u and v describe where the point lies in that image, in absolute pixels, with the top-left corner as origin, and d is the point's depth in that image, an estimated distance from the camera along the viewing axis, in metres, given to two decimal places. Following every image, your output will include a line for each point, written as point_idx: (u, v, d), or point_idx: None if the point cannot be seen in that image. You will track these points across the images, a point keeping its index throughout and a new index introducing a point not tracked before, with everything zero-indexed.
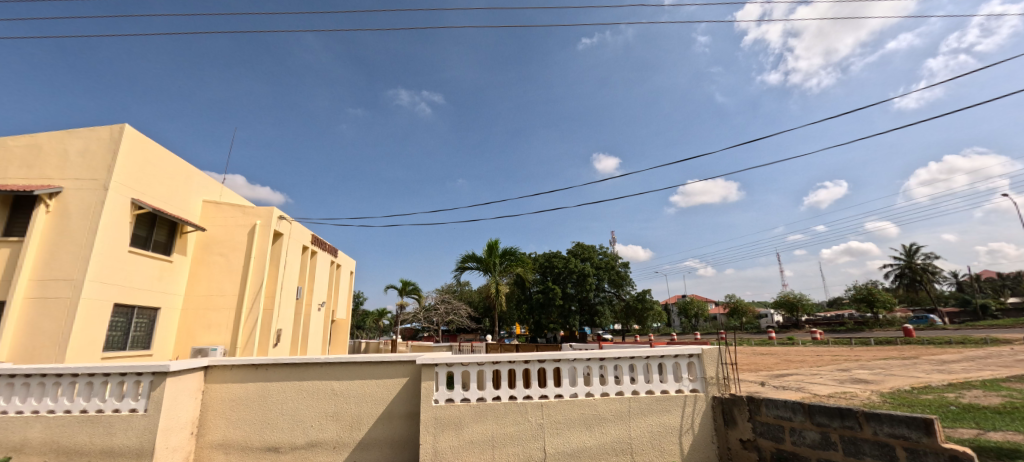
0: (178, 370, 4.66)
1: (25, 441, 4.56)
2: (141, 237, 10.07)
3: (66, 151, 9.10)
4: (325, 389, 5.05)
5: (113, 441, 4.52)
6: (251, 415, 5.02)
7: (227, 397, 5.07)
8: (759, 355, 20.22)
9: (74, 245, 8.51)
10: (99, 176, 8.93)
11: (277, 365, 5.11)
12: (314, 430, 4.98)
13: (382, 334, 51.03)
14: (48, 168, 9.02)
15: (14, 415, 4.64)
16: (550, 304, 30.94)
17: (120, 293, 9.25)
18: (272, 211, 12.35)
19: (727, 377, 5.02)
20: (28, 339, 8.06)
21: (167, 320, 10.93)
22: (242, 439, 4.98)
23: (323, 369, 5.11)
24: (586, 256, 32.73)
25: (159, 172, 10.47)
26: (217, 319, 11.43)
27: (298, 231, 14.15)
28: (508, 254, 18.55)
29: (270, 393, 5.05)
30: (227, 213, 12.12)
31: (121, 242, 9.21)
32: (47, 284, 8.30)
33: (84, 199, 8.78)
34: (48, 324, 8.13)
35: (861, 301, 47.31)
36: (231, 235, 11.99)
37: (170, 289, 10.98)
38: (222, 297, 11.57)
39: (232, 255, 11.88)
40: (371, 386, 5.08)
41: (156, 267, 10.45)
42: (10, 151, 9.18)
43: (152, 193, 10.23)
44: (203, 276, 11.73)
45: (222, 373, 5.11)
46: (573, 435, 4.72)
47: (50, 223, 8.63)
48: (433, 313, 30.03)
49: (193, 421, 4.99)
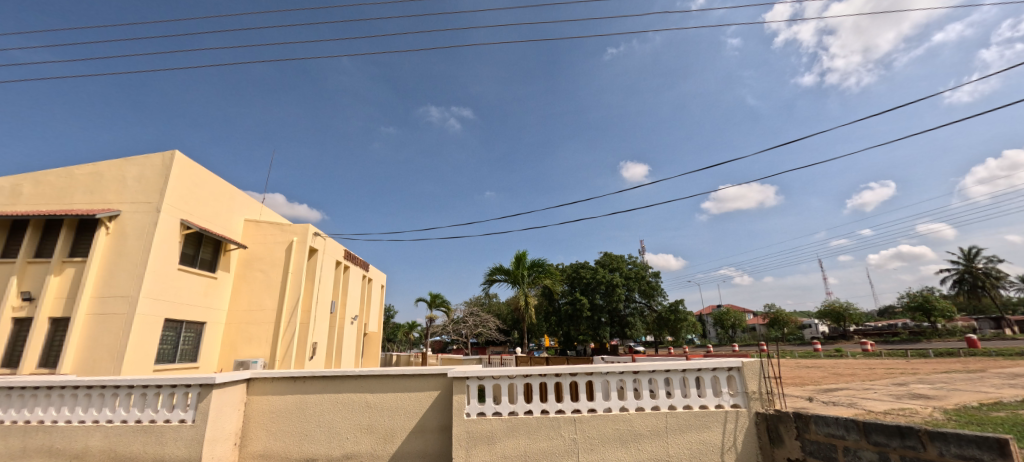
0: (223, 382, 4.87)
1: (86, 449, 4.84)
2: (189, 255, 10.69)
3: (124, 177, 9.82)
4: (360, 401, 5.15)
5: (164, 451, 4.73)
6: (289, 427, 5.16)
7: (268, 408, 5.24)
8: (805, 368, 19.03)
9: (130, 264, 9.13)
10: (153, 200, 9.58)
11: (314, 377, 5.26)
12: (349, 442, 5.06)
13: (411, 346, 51.36)
14: (109, 193, 9.76)
15: (76, 424, 4.95)
16: (578, 315, 30.43)
17: (171, 309, 9.82)
18: (308, 228, 12.82)
19: (770, 392, 4.74)
20: (89, 353, 8.64)
21: (212, 334, 11.47)
22: (281, 451, 5.12)
23: (358, 381, 5.21)
24: (615, 266, 32.15)
25: (206, 194, 11.14)
26: (258, 334, 11.91)
27: (331, 246, 14.65)
28: (536, 265, 18.37)
29: (308, 405, 5.19)
30: (268, 232, 12.72)
31: (172, 260, 9.83)
32: (107, 301, 8.92)
33: (139, 220, 9.44)
34: (107, 339, 8.70)
35: (916, 310, 44.12)
36: (271, 252, 12.55)
37: (215, 303, 11.56)
38: (262, 312, 12.06)
39: (271, 271, 12.42)
40: (403, 400, 5.13)
41: (203, 283, 11.04)
42: (76, 179, 9.99)
43: (199, 214, 10.86)
44: (245, 292, 12.29)
45: (263, 385, 5.31)
46: (608, 451, 4.58)
47: (110, 243, 9.31)
48: (462, 326, 29.95)
49: (236, 432, 5.17)
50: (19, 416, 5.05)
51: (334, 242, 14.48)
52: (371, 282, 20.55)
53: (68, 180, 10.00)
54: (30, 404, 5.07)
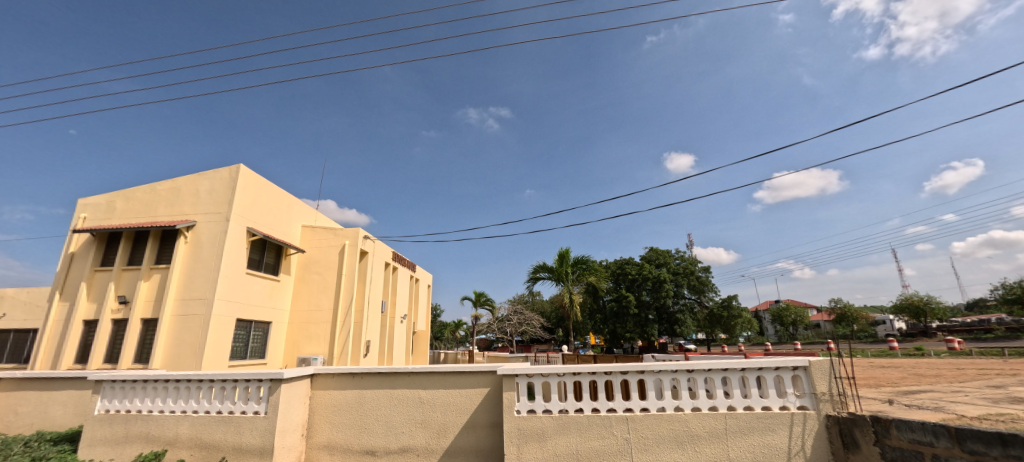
0: (290, 378, 5.23)
1: (177, 436, 5.37)
2: (255, 260, 11.56)
3: (198, 191, 10.78)
4: (413, 397, 5.33)
5: (242, 440, 5.15)
6: (350, 420, 5.45)
7: (330, 402, 5.56)
8: (879, 368, 17.47)
9: (206, 269, 10.01)
10: (223, 211, 10.44)
11: (370, 373, 5.51)
12: (405, 436, 5.26)
13: (458, 344, 52.43)
14: (186, 206, 10.75)
15: (167, 413, 5.49)
16: (624, 312, 29.73)
17: (241, 310, 10.67)
18: (358, 232, 13.45)
19: (842, 394, 4.40)
20: (175, 350, 9.56)
21: (277, 332, 12.33)
22: (343, 443, 5.41)
23: (411, 378, 5.41)
24: (662, 262, 31.14)
25: (268, 203, 11.98)
26: (317, 332, 12.65)
27: (381, 248, 15.27)
28: (580, 263, 18.15)
29: (366, 400, 5.45)
30: (323, 237, 13.48)
31: (241, 265, 10.68)
32: (187, 303, 9.84)
33: (212, 229, 10.32)
34: (188, 337, 9.59)
35: (1014, 304, 39.19)
36: (326, 255, 13.29)
37: (279, 304, 12.41)
38: (320, 312, 12.80)
39: (327, 273, 13.15)
40: (454, 396, 5.26)
41: (268, 285, 11.89)
42: (158, 193, 11.08)
43: (262, 222, 11.70)
44: (304, 293, 13.10)
45: (325, 380, 5.64)
46: (663, 453, 4.45)
47: (189, 250, 10.26)
48: (506, 324, 30.18)
49: (303, 423, 5.53)
50: (121, 406, 5.68)
51: (383, 244, 15.09)
52: (418, 282, 21.21)
53: (152, 195, 11.11)
54: (130, 396, 5.68)
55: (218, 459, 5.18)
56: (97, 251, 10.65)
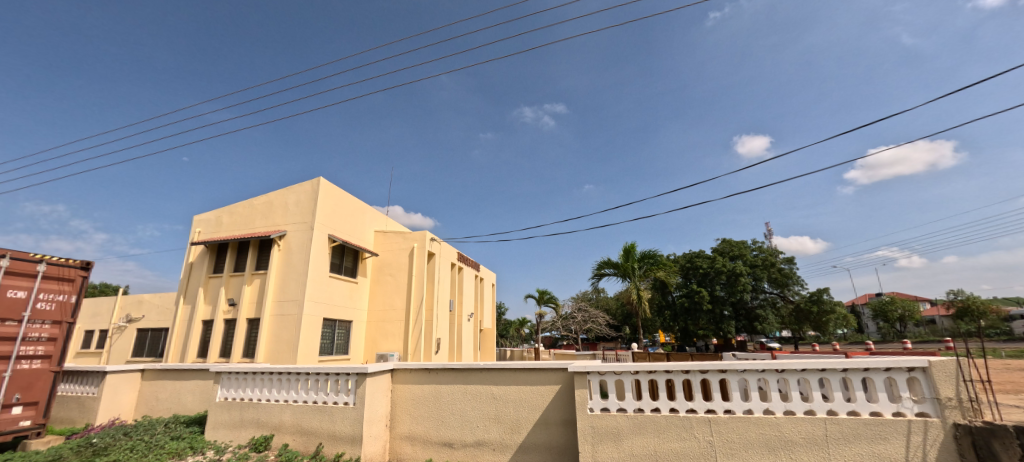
0: (374, 372, 5.63)
1: (281, 423, 6.00)
2: (336, 264, 12.58)
3: (287, 203, 11.97)
4: (486, 393, 5.48)
5: (335, 428, 5.62)
6: (428, 413, 5.73)
7: (410, 396, 5.90)
8: (1018, 371, 14.80)
9: (296, 273, 11.07)
10: (309, 220, 11.49)
11: (445, 369, 5.76)
12: (480, 430, 5.42)
13: (522, 342, 52.85)
14: (277, 217, 11.98)
15: (273, 402, 6.16)
16: (697, 309, 27.99)
17: (326, 310, 11.66)
18: (425, 234, 14.09)
19: (974, 400, 3.79)
20: (274, 346, 10.69)
21: (358, 330, 13.31)
22: (423, 434, 5.70)
23: (483, 374, 5.56)
24: (737, 254, 28.98)
25: (345, 212, 12.97)
26: (393, 330, 13.45)
27: (446, 250, 15.87)
28: (647, 257, 17.43)
29: (442, 394, 5.70)
30: (394, 240, 14.31)
31: (325, 269, 11.67)
32: (283, 304, 10.95)
33: (300, 237, 11.40)
34: (285, 334, 10.67)
35: None
36: (398, 258, 14.10)
37: (358, 304, 13.39)
38: (395, 311, 13.61)
39: (399, 275, 13.94)
40: (526, 392, 5.32)
41: (348, 287, 12.87)
42: (255, 207, 12.45)
43: (341, 229, 12.70)
44: (380, 293, 14.00)
45: (404, 375, 6.00)
46: (751, 458, 4.15)
47: (282, 257, 11.42)
48: (571, 321, 29.86)
49: (386, 415, 5.92)
50: (235, 394, 6.47)
51: (448, 246, 15.66)
52: (483, 281, 21.74)
53: (250, 209, 12.51)
54: (242, 386, 6.46)
55: (315, 444, 5.71)
56: (210, 260, 12.22)
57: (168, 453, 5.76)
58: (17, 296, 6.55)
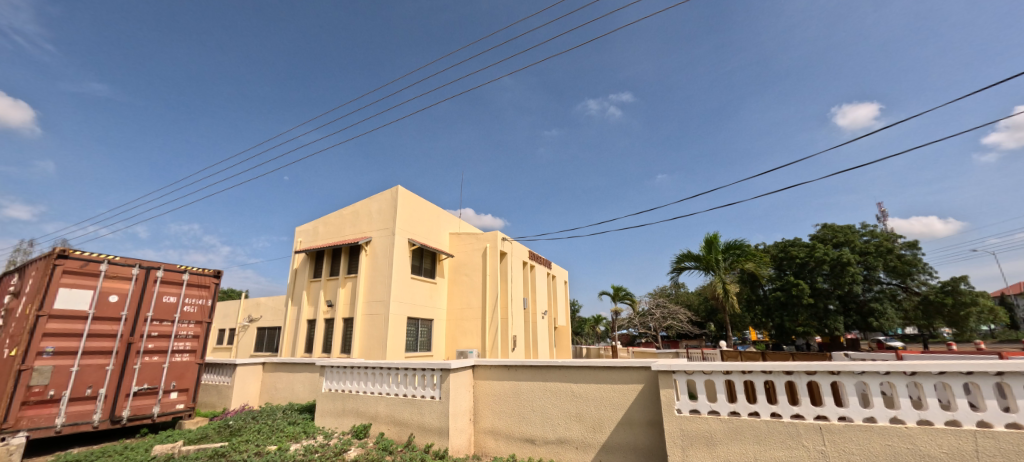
0: (456, 368, 5.89)
1: (377, 413, 6.52)
2: (416, 266, 13.35)
3: (371, 212, 12.98)
4: (566, 390, 5.45)
5: (424, 419, 5.97)
6: (509, 409, 5.85)
7: (491, 391, 6.08)
8: None
9: (382, 276, 11.95)
10: (390, 226, 12.35)
11: (524, 366, 5.84)
12: (561, 428, 5.41)
13: (598, 340, 51.73)
14: (364, 225, 13.04)
15: (369, 394, 6.72)
16: (795, 303, 25.17)
17: (410, 309, 12.44)
18: (497, 234, 14.41)
19: None
20: (367, 344, 11.64)
21: (439, 328, 14.00)
22: (505, 429, 5.83)
23: (562, 372, 5.54)
24: (843, 241, 25.65)
25: (422, 216, 13.73)
26: (471, 328, 13.94)
27: (518, 248, 16.07)
28: (733, 248, 16.08)
29: (522, 391, 5.79)
30: (468, 242, 14.83)
31: (407, 271, 12.46)
32: (372, 304, 11.89)
33: (384, 242, 12.29)
34: (375, 332, 11.58)
35: None
36: (472, 258, 14.59)
37: (438, 303, 14.10)
38: (472, 309, 14.10)
39: (474, 274, 14.41)
40: (606, 391, 5.21)
41: (428, 287, 13.61)
42: (344, 217, 13.67)
43: (419, 233, 13.46)
44: (457, 293, 14.59)
45: (485, 371, 6.19)
46: None
47: (369, 261, 12.41)
48: (649, 318, 28.58)
49: (470, 409, 6.16)
50: (337, 386, 7.16)
51: (520, 244, 15.85)
52: (555, 279, 21.68)
53: (341, 219, 13.76)
54: (342, 378, 7.12)
55: (407, 434, 6.11)
56: (311, 266, 13.66)
57: (287, 436, 6.55)
58: (170, 301, 7.89)
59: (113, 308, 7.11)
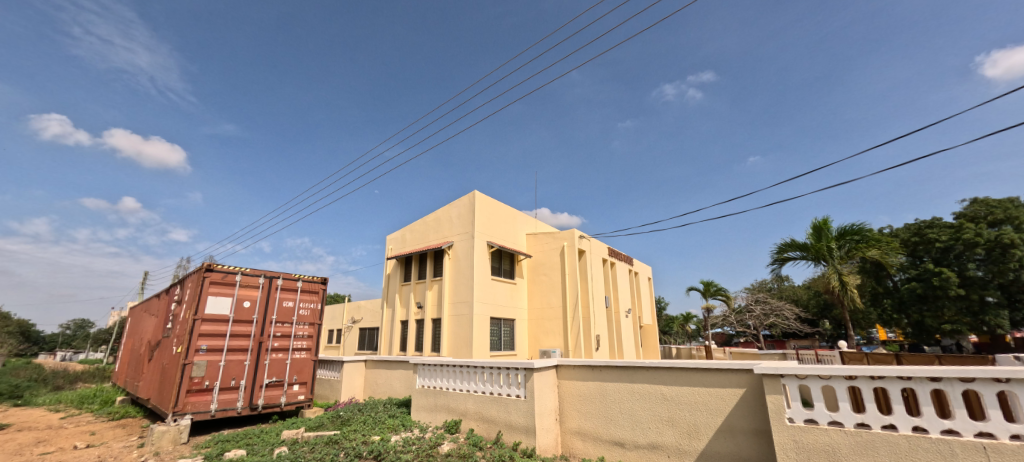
0: (539, 367, 5.90)
1: (467, 410, 6.78)
2: (496, 267, 13.68)
3: (451, 217, 13.59)
4: (656, 393, 5.16)
5: (510, 418, 6.07)
6: (596, 411, 5.69)
7: (576, 392, 5.98)
8: None
9: (465, 278, 12.44)
10: (470, 230, 12.81)
11: (609, 367, 5.66)
12: (652, 432, 5.13)
13: (689, 339, 48.50)
14: (445, 230, 13.70)
15: (458, 391, 7.01)
16: (937, 296, 21.20)
17: (492, 309, 12.77)
18: (574, 232, 14.19)
19: None
20: (454, 343, 12.20)
21: (521, 328, 14.17)
22: (593, 431, 5.68)
23: (650, 373, 5.26)
24: (1003, 218, 20.99)
25: (499, 219, 14.04)
26: (553, 327, 13.90)
27: (596, 246, 15.68)
28: (849, 234, 13.08)
29: (608, 392, 5.60)
30: (545, 241, 14.83)
31: (487, 272, 12.82)
32: (457, 305, 12.43)
33: (464, 246, 12.79)
34: (461, 332, 12.08)
35: None
36: (550, 257, 14.55)
37: (519, 303, 14.29)
38: (552, 309, 14.06)
39: (552, 274, 14.36)
40: (701, 395, 4.83)
41: (508, 288, 13.86)
42: (428, 223, 14.49)
43: (497, 235, 13.78)
44: (537, 292, 14.65)
45: (569, 371, 6.11)
46: None
47: (452, 264, 13.00)
48: (748, 316, 26.08)
49: (555, 409, 6.11)
50: (428, 383, 7.59)
51: (598, 241, 15.45)
52: (638, 275, 20.78)
53: (424, 225, 14.61)
54: (432, 376, 7.53)
55: (495, 431, 6.25)
56: (401, 270, 14.69)
57: (388, 428, 7.09)
58: (289, 305, 9.01)
59: (247, 312, 8.32)
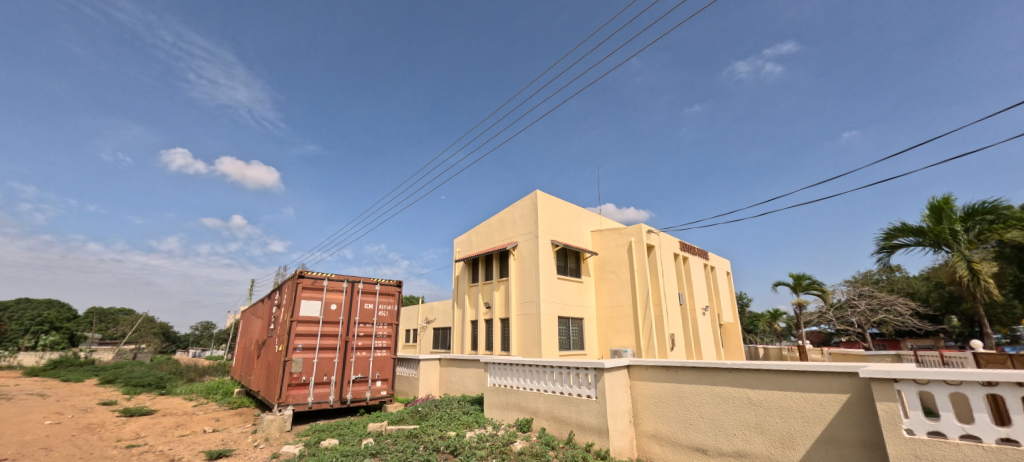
0: (610, 367, 5.74)
1: (538, 409, 6.78)
2: (562, 266, 13.57)
3: (515, 218, 13.73)
4: (740, 397, 4.76)
5: (582, 418, 5.96)
6: (674, 413, 5.40)
7: (650, 393, 5.71)
8: None
9: (531, 277, 12.49)
10: (533, 229, 12.85)
11: (686, 367, 5.34)
12: (738, 439, 4.73)
13: (779, 339, 44.32)
14: (509, 230, 13.87)
15: (528, 390, 7.05)
16: None
17: (560, 309, 12.67)
18: (641, 227, 13.63)
19: None
20: (523, 342, 12.29)
21: (590, 327, 13.90)
22: (671, 435, 5.39)
23: (733, 375, 4.86)
24: None
25: (562, 217, 13.92)
26: (623, 326, 13.45)
27: (667, 240, 14.92)
28: (979, 214, 10.99)
29: (686, 394, 5.29)
30: (611, 238, 14.42)
31: (553, 271, 12.76)
32: (524, 305, 12.53)
33: (529, 245, 12.86)
34: (529, 331, 12.15)
35: None
36: (617, 254, 14.12)
37: (587, 302, 14.04)
38: (622, 307, 13.62)
39: (620, 271, 13.91)
40: (795, 400, 4.38)
41: (575, 286, 13.67)
42: (492, 225, 14.78)
43: (561, 233, 13.66)
44: (605, 290, 14.28)
45: (642, 372, 5.87)
46: None
47: (518, 264, 13.13)
48: (850, 312, 23.20)
49: (629, 411, 5.90)
50: (499, 381, 7.71)
51: (668, 236, 14.69)
52: (714, 270, 19.44)
53: (489, 227, 14.92)
54: (503, 374, 7.64)
55: (567, 431, 6.17)
56: (469, 272, 15.14)
57: (463, 424, 7.33)
58: (370, 307, 9.68)
59: (334, 314, 9.08)
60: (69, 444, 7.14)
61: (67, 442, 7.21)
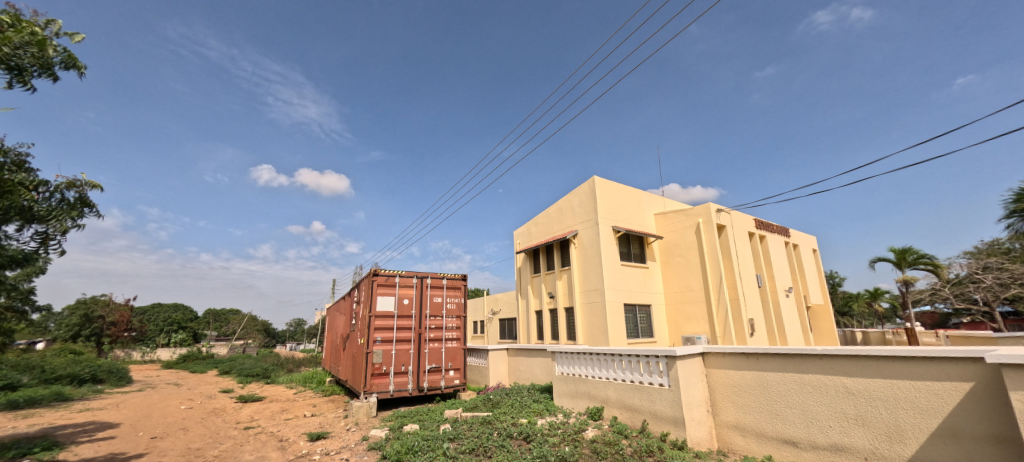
0: (683, 355, 5.52)
1: (609, 398, 6.72)
2: (625, 252, 13.22)
3: (573, 206, 13.58)
4: (835, 385, 4.36)
5: (655, 407, 5.81)
6: (757, 403, 5.08)
7: (730, 382, 5.42)
8: None
9: (593, 266, 12.31)
10: (593, 216, 12.63)
11: (768, 354, 4.99)
12: (835, 432, 4.33)
13: (882, 321, 39.53)
14: (568, 219, 13.76)
15: (598, 379, 7.00)
16: None
17: (626, 296, 12.39)
18: (710, 207, 12.84)
19: None
20: (589, 331, 12.20)
21: (658, 313, 13.43)
22: (754, 426, 5.08)
23: (825, 361, 4.46)
24: None
25: (623, 202, 13.52)
26: (695, 312, 12.81)
27: (739, 218, 13.91)
28: None
29: (771, 383, 4.94)
30: (676, 220, 13.75)
31: (616, 258, 12.48)
32: (588, 293, 12.40)
33: (589, 233, 12.67)
34: (595, 319, 12.02)
35: None
36: (684, 237, 13.45)
37: (654, 288, 13.56)
38: (692, 292, 12.97)
39: (689, 254, 13.22)
40: (902, 389, 3.93)
41: (640, 272, 13.26)
42: (551, 215, 14.74)
43: (622, 218, 13.28)
44: (673, 275, 13.67)
45: (719, 360, 5.59)
46: None
47: (579, 253, 13.01)
48: (971, 288, 20.09)
49: (706, 401, 5.65)
50: (568, 370, 7.73)
51: (741, 214, 13.69)
52: (797, 248, 17.77)
53: (548, 217, 14.89)
54: (571, 363, 7.64)
55: (640, 420, 6.04)
56: (531, 263, 15.25)
57: (535, 411, 7.47)
58: (439, 301, 10.13)
59: (407, 308, 9.66)
60: (201, 425, 8.38)
61: (199, 424, 8.47)
